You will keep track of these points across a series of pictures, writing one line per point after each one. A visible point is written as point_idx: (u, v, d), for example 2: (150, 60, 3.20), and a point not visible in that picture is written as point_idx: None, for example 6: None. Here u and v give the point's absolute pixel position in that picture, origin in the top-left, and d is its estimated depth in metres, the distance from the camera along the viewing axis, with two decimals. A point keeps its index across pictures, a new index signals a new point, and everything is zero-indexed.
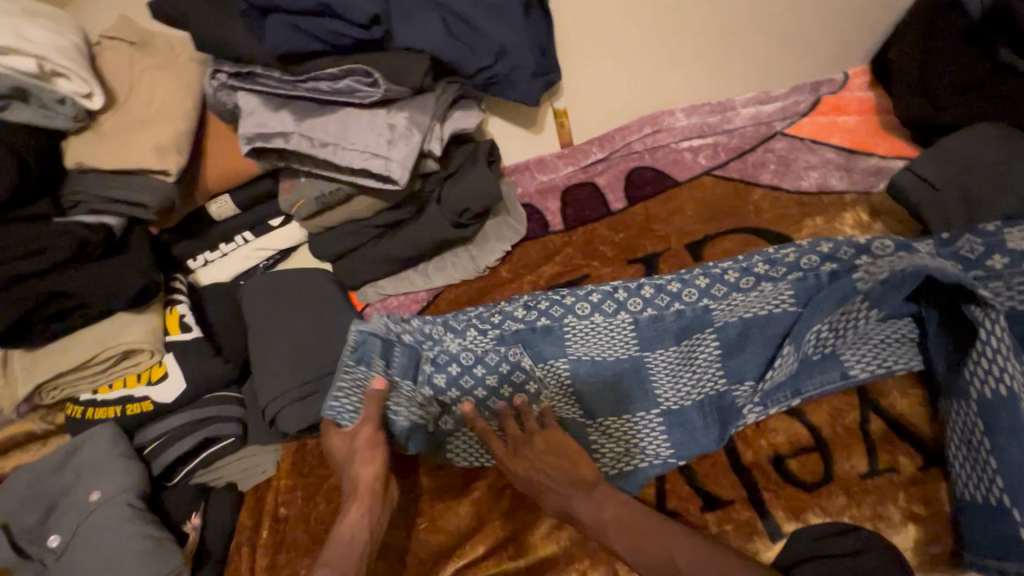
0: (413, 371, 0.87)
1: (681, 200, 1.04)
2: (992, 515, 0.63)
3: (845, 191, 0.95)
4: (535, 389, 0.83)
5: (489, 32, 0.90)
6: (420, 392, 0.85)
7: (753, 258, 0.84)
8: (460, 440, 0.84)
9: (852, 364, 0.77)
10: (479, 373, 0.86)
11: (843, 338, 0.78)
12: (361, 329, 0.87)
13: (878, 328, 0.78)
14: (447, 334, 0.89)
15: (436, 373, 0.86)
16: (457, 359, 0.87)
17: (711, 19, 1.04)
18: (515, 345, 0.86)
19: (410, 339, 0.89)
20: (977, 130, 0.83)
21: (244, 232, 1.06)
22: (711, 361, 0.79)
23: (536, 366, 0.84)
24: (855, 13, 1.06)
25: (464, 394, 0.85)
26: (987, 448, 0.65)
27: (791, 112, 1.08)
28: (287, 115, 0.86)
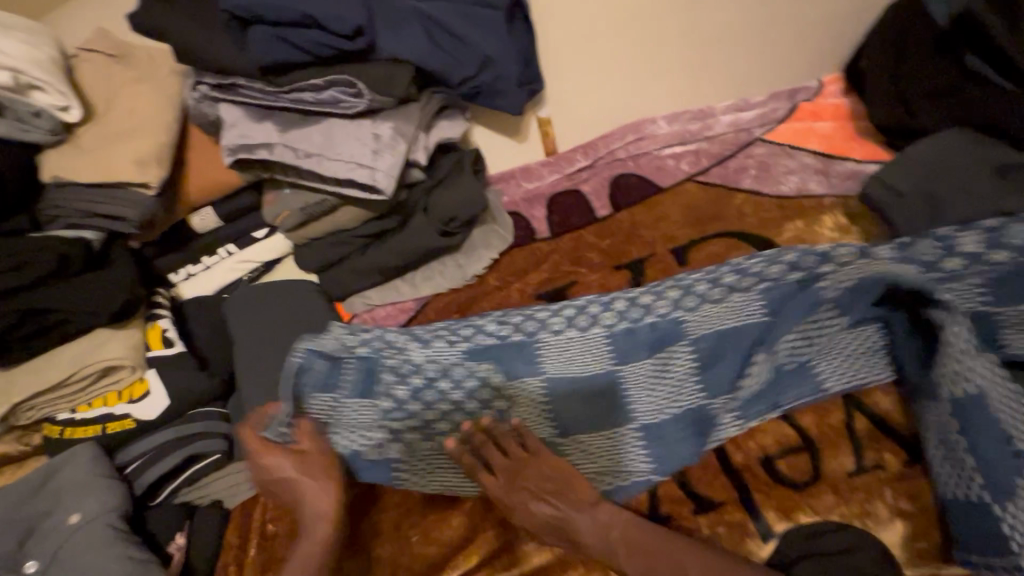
0: (368, 385, 0.84)
1: (665, 206, 1.05)
2: (978, 512, 0.65)
3: (824, 195, 0.97)
4: (505, 407, 0.81)
5: (473, 43, 0.91)
6: (380, 403, 0.82)
7: (722, 268, 0.83)
8: (416, 463, 0.81)
9: (825, 375, 0.77)
10: (442, 389, 0.82)
11: (815, 349, 0.77)
12: (305, 353, 0.85)
13: (845, 338, 0.78)
14: (411, 344, 0.86)
15: (398, 387, 0.83)
16: (419, 371, 0.83)
17: (689, 29, 1.07)
18: (487, 361, 0.83)
19: (364, 350, 0.86)
20: (947, 138, 0.85)
21: (226, 245, 1.05)
22: (686, 374, 0.78)
23: (506, 384, 0.81)
24: (828, 23, 1.09)
25: (426, 410, 0.82)
26: (964, 447, 0.67)
27: (769, 119, 1.10)
28: (271, 126, 0.85)
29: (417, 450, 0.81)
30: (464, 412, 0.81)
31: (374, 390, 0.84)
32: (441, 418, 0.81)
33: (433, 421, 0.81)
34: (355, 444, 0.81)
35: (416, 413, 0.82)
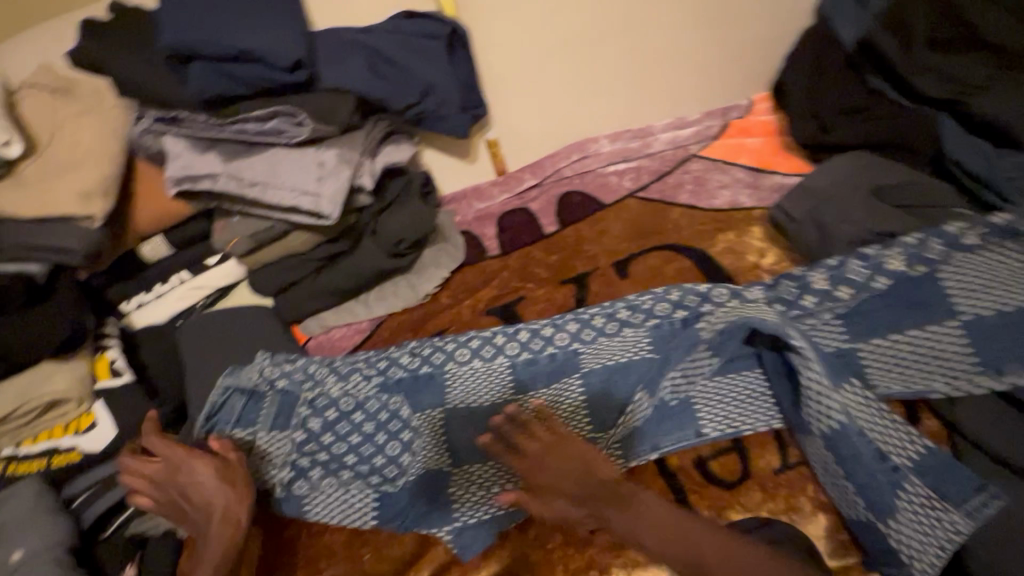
0: (284, 419, 0.89)
1: (609, 221, 1.10)
2: (865, 529, 0.70)
3: (754, 207, 1.03)
4: (410, 438, 0.88)
5: (415, 72, 0.95)
6: (292, 436, 0.88)
7: (617, 304, 0.91)
8: (319, 496, 0.86)
9: (706, 421, 0.79)
10: (357, 419, 0.89)
11: (697, 387, 0.81)
12: (225, 387, 0.91)
13: (726, 381, 0.81)
14: (330, 377, 0.92)
15: (312, 417, 0.89)
16: (337, 403, 0.90)
17: (625, 53, 1.12)
18: (398, 394, 0.91)
19: (285, 385, 0.92)
20: (858, 155, 0.89)
21: (180, 271, 1.05)
22: (579, 413, 0.83)
23: (413, 416, 0.89)
24: (755, 44, 1.15)
25: (335, 442, 0.88)
26: (842, 474, 0.71)
27: (704, 135, 1.17)
28: (215, 156, 0.87)
29: (319, 486, 0.86)
30: (374, 444, 0.88)
31: (286, 423, 0.89)
32: (349, 451, 0.88)
33: (338, 453, 0.88)
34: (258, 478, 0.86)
35: (328, 446, 0.88)
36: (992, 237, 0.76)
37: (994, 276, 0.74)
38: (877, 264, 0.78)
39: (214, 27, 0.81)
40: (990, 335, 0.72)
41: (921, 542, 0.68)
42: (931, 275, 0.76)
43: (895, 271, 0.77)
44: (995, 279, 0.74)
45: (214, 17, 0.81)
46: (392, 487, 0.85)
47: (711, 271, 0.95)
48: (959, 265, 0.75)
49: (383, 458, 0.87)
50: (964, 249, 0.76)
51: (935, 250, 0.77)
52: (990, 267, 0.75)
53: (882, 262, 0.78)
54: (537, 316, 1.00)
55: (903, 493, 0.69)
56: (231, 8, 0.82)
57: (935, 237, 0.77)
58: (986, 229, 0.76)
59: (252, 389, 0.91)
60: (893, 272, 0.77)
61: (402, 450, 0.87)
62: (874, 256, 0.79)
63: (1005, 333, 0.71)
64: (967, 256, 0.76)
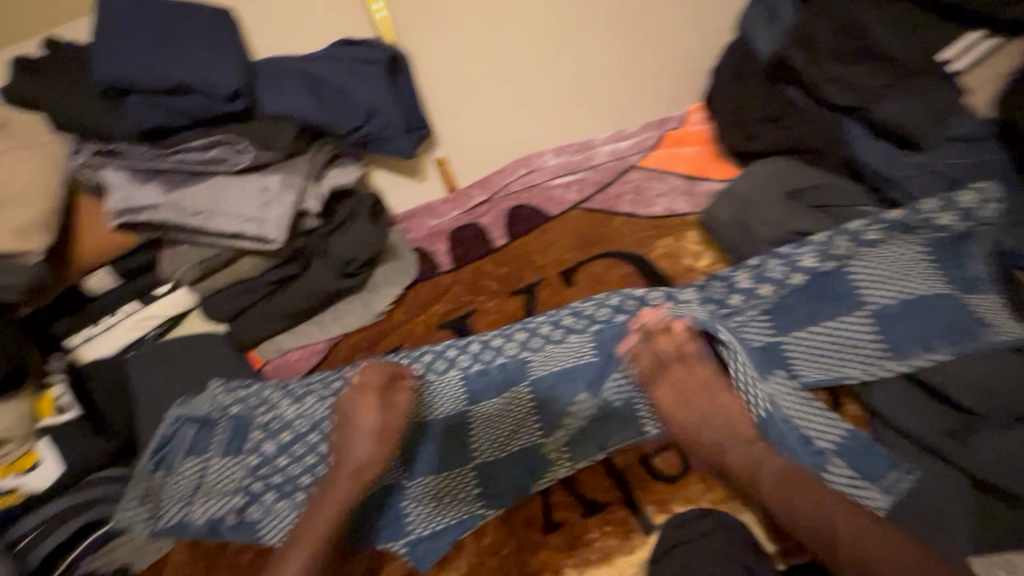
0: (238, 443, 0.91)
1: (556, 232, 1.14)
2: None
3: (689, 213, 1.09)
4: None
5: (356, 96, 0.98)
6: (246, 460, 0.89)
7: (562, 311, 0.95)
8: (270, 521, 0.84)
9: (646, 418, 0.85)
10: (313, 440, 0.90)
11: (639, 387, 0.87)
12: (175, 418, 0.93)
13: None
14: (284, 400, 0.94)
15: (266, 440, 0.90)
16: (291, 425, 0.91)
17: (563, 71, 1.17)
18: None
19: (237, 410, 0.94)
20: (772, 161, 0.97)
21: (128, 303, 1.04)
22: (529, 419, 0.87)
23: None
24: (685, 59, 1.21)
25: (290, 464, 0.88)
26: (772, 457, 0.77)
27: (643, 146, 1.22)
28: (156, 187, 0.87)
29: (272, 510, 0.85)
30: (329, 463, 0.89)
31: (240, 448, 0.91)
32: (304, 471, 0.88)
33: (293, 475, 0.87)
34: (209, 508, 0.85)
35: (281, 469, 0.88)
36: (891, 233, 0.82)
37: (894, 269, 0.80)
38: (792, 263, 0.84)
39: (151, 60, 0.82)
40: (893, 323, 0.78)
41: None
42: (838, 269, 0.83)
43: (807, 269, 0.83)
44: (896, 271, 0.80)
45: (150, 51, 0.83)
46: None
47: (649, 277, 1.00)
48: (863, 260, 0.82)
49: None
50: (867, 245, 0.82)
51: (843, 247, 0.83)
52: (891, 260, 0.81)
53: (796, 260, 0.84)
54: (488, 326, 1.03)
55: (831, 473, 0.72)
56: (167, 42, 0.84)
57: (840, 235, 0.83)
58: (886, 227, 0.82)
59: (205, 417, 0.94)
60: (806, 269, 0.84)
61: None
62: (789, 255, 0.85)
63: (906, 320, 0.77)
64: (869, 251, 0.82)
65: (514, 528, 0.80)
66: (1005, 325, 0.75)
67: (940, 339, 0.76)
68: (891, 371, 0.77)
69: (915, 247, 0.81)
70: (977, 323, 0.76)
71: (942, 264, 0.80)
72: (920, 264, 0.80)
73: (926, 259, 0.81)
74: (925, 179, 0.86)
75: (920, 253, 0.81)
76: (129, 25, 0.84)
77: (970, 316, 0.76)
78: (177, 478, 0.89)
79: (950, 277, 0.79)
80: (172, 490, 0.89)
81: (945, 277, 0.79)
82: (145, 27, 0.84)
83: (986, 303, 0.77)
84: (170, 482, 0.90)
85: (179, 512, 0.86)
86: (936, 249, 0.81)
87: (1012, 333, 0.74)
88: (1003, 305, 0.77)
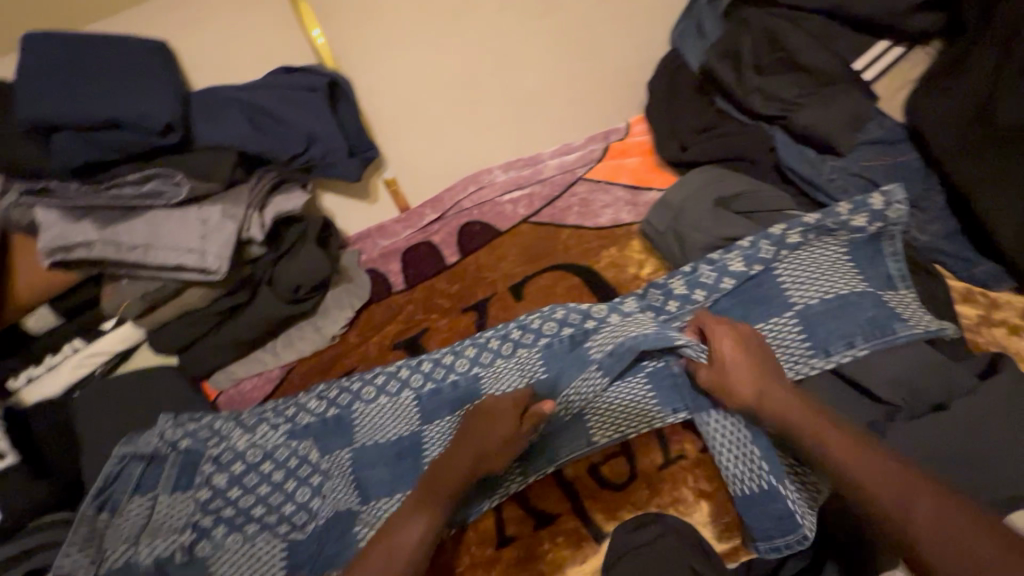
0: (188, 478, 0.89)
1: (505, 246, 1.15)
2: (771, 497, 0.75)
3: (633, 222, 1.12)
4: (320, 481, 0.89)
5: (297, 123, 0.98)
6: (196, 495, 0.87)
7: (510, 326, 0.95)
8: (224, 555, 0.83)
9: (596, 431, 0.84)
10: (266, 469, 0.89)
11: (589, 402, 0.84)
12: (121, 455, 0.90)
13: (617, 392, 0.85)
14: (236, 431, 0.92)
15: (217, 473, 0.88)
16: (243, 456, 0.90)
17: (507, 89, 1.19)
18: (307, 439, 0.92)
19: (187, 444, 0.91)
20: (704, 170, 1.00)
21: (72, 340, 1.02)
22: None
23: (322, 459, 0.90)
24: (624, 73, 1.24)
25: (242, 496, 0.88)
26: (745, 443, 0.78)
27: (588, 159, 1.25)
28: (90, 224, 0.86)
29: (223, 544, 0.84)
30: (284, 493, 0.88)
31: (190, 483, 0.89)
32: (257, 502, 0.87)
33: (247, 507, 0.87)
34: (157, 548, 0.83)
35: (234, 502, 0.87)
36: (813, 234, 0.85)
37: (816, 269, 0.84)
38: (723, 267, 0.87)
39: (80, 98, 0.81)
40: (818, 321, 0.81)
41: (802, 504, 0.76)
42: (765, 272, 0.86)
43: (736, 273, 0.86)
44: (818, 272, 0.84)
45: (78, 88, 0.82)
46: (302, 535, 0.85)
47: (596, 287, 1.03)
48: (788, 262, 0.85)
49: (292, 505, 0.87)
50: (792, 246, 0.85)
51: (769, 250, 0.86)
52: (814, 261, 0.85)
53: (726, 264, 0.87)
54: (439, 344, 1.05)
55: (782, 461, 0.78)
56: (96, 78, 0.83)
57: (763, 239, 0.86)
58: (808, 228, 0.85)
59: (152, 453, 0.91)
60: (735, 273, 0.87)
61: (312, 496, 0.87)
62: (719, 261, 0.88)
63: (830, 318, 0.81)
64: (793, 253, 0.86)
65: (468, 544, 0.81)
66: (918, 320, 0.79)
67: (861, 335, 0.79)
68: (817, 368, 0.79)
69: (836, 246, 0.85)
70: (893, 319, 0.79)
71: (860, 262, 0.84)
72: (840, 263, 0.84)
73: (846, 257, 0.84)
74: (845, 181, 0.92)
75: (841, 253, 0.84)
76: (55, 62, 0.83)
77: (887, 311, 0.80)
78: (120, 521, 0.86)
79: (868, 274, 0.83)
80: (117, 532, 0.85)
81: (863, 276, 0.83)
82: (71, 65, 0.83)
83: (901, 300, 0.81)
84: (116, 522, 0.86)
85: (123, 554, 0.83)
86: (855, 248, 0.84)
87: (924, 326, 0.78)
88: (916, 301, 0.81)
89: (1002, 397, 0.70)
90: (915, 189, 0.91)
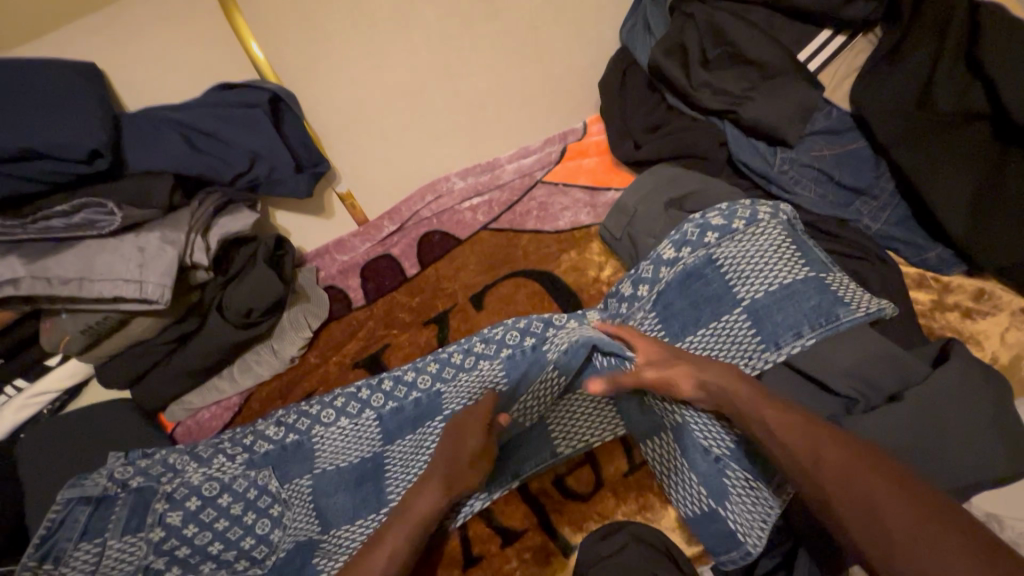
0: (139, 519, 0.84)
1: (465, 256, 1.13)
2: (711, 519, 0.75)
3: (591, 224, 1.12)
4: (280, 512, 0.86)
5: (237, 142, 0.95)
6: (148, 536, 0.82)
7: (472, 337, 0.90)
8: None
9: (559, 441, 0.83)
10: (224, 503, 0.85)
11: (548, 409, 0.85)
12: (65, 499, 0.83)
13: (574, 400, 0.85)
14: (191, 465, 0.88)
15: (171, 511, 0.84)
16: (199, 491, 0.85)
17: (459, 93, 1.16)
18: (265, 468, 0.88)
19: (139, 482, 0.86)
20: (658, 168, 1.00)
21: (14, 381, 0.97)
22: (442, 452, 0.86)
23: (282, 489, 0.87)
24: (576, 73, 1.23)
25: (199, 533, 0.84)
26: (687, 466, 0.76)
27: (546, 161, 1.22)
28: (16, 259, 0.81)
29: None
30: (242, 526, 0.85)
31: (141, 523, 0.84)
32: (215, 539, 0.84)
33: (206, 545, 0.84)
34: None
35: (190, 540, 0.84)
36: (749, 222, 0.84)
37: (754, 257, 0.82)
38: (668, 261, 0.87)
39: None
40: (765, 311, 0.80)
41: (752, 519, 0.73)
42: (706, 260, 0.84)
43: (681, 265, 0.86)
44: (751, 262, 0.82)
45: None
46: (261, 569, 0.82)
47: (556, 293, 1.04)
48: (728, 249, 0.84)
49: (252, 539, 0.84)
50: (730, 234, 0.84)
51: (709, 236, 0.85)
52: (753, 247, 0.83)
53: (669, 257, 0.87)
54: (403, 360, 1.03)
55: (727, 479, 0.75)
56: (13, 108, 0.78)
57: (688, 225, 0.87)
58: (744, 219, 0.84)
59: (100, 495, 0.85)
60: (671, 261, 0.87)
61: (272, 527, 0.85)
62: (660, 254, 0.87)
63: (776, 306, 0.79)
64: (733, 240, 0.84)
65: (433, 568, 0.78)
66: (860, 301, 0.78)
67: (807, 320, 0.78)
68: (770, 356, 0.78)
69: (775, 232, 0.83)
70: (838, 305, 0.78)
71: (800, 248, 0.82)
72: (777, 249, 0.82)
73: (783, 243, 0.82)
74: (798, 174, 0.94)
75: (780, 237, 0.83)
76: None
77: (828, 295, 0.78)
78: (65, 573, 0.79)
79: (806, 259, 0.81)
80: None
81: (805, 260, 0.81)
82: None
83: (841, 283, 0.79)
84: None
85: None
86: (792, 234, 0.83)
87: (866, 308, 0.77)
88: (852, 283, 0.80)
89: (951, 381, 0.71)
90: (863, 176, 0.92)
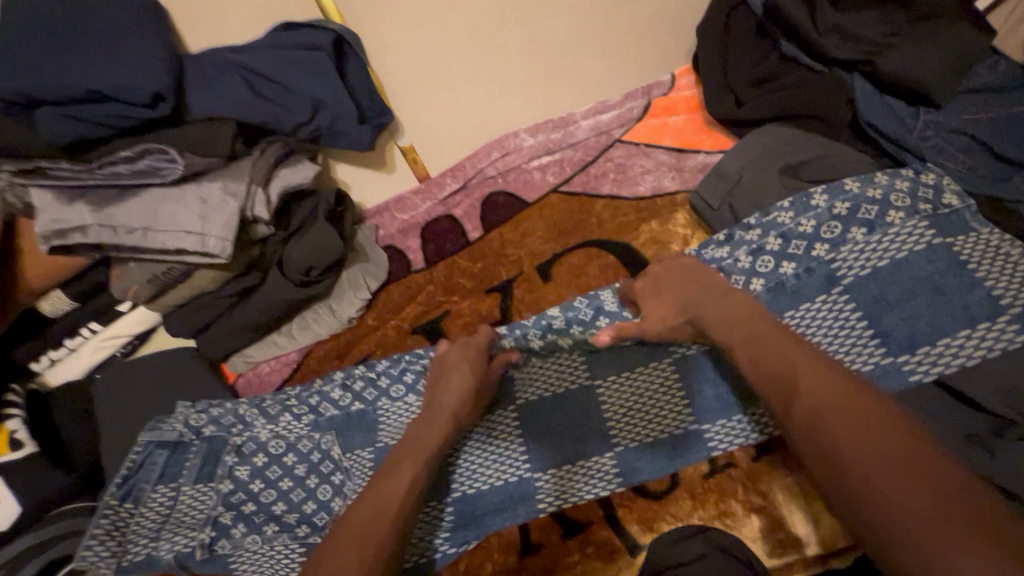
0: (210, 469, 0.86)
1: (533, 222, 1.05)
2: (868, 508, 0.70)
3: (676, 191, 1.02)
4: (341, 480, 0.85)
5: (301, 88, 0.88)
6: (218, 488, 0.84)
7: (554, 314, 0.84)
8: (244, 553, 0.81)
9: (618, 436, 0.79)
10: (290, 461, 0.86)
11: (628, 406, 0.80)
12: (144, 443, 0.85)
13: (654, 397, 0.80)
14: (260, 420, 0.88)
15: (240, 464, 0.86)
16: (266, 448, 0.87)
17: (537, 37, 1.03)
18: (330, 432, 0.88)
19: (211, 432, 0.88)
20: (763, 132, 0.89)
21: (90, 323, 1.00)
22: (514, 446, 0.81)
23: (344, 457, 0.86)
24: (672, 15, 1.07)
25: (265, 490, 0.85)
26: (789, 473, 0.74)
27: (626, 118, 1.11)
28: (85, 206, 0.80)
29: (243, 544, 0.81)
30: (305, 489, 0.85)
31: (212, 474, 0.86)
32: (279, 498, 0.84)
33: (273, 504, 0.84)
34: (177, 543, 0.81)
35: (255, 496, 0.85)
36: (906, 213, 0.75)
37: (884, 259, 0.74)
38: (793, 290, 0.77)
39: (61, 70, 0.72)
40: (886, 312, 0.73)
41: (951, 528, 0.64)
42: (825, 264, 0.77)
43: (811, 260, 0.78)
44: (884, 257, 0.75)
45: (56, 58, 0.73)
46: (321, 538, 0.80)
47: (630, 265, 0.95)
48: (848, 257, 0.76)
49: (313, 504, 0.84)
50: (844, 242, 0.77)
51: (819, 249, 0.78)
52: (880, 255, 0.75)
53: (766, 270, 0.79)
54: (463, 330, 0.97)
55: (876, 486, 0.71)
56: (79, 49, 0.74)
57: (808, 209, 0.79)
58: (901, 210, 0.75)
59: (176, 441, 0.87)
60: (796, 256, 0.78)
61: (333, 495, 0.84)
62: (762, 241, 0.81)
63: (900, 307, 0.72)
64: (883, 236, 0.75)
65: (490, 548, 0.77)
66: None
67: (933, 336, 0.70)
68: (873, 363, 0.72)
69: (916, 228, 0.74)
70: (990, 301, 0.69)
71: (941, 232, 0.74)
72: (917, 260, 0.73)
73: (923, 243, 0.73)
74: (941, 141, 0.82)
75: (921, 234, 0.74)
76: (29, 25, 0.73)
77: (967, 313, 0.70)
78: (145, 514, 0.82)
79: (944, 263, 0.72)
80: (139, 525, 0.82)
81: (958, 247, 0.73)
82: (45, 34, 0.74)
83: (992, 269, 0.70)
84: (129, 522, 0.82)
85: (144, 551, 0.80)
86: (941, 229, 0.74)
87: (995, 343, 0.68)
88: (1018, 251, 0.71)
89: None
90: None
